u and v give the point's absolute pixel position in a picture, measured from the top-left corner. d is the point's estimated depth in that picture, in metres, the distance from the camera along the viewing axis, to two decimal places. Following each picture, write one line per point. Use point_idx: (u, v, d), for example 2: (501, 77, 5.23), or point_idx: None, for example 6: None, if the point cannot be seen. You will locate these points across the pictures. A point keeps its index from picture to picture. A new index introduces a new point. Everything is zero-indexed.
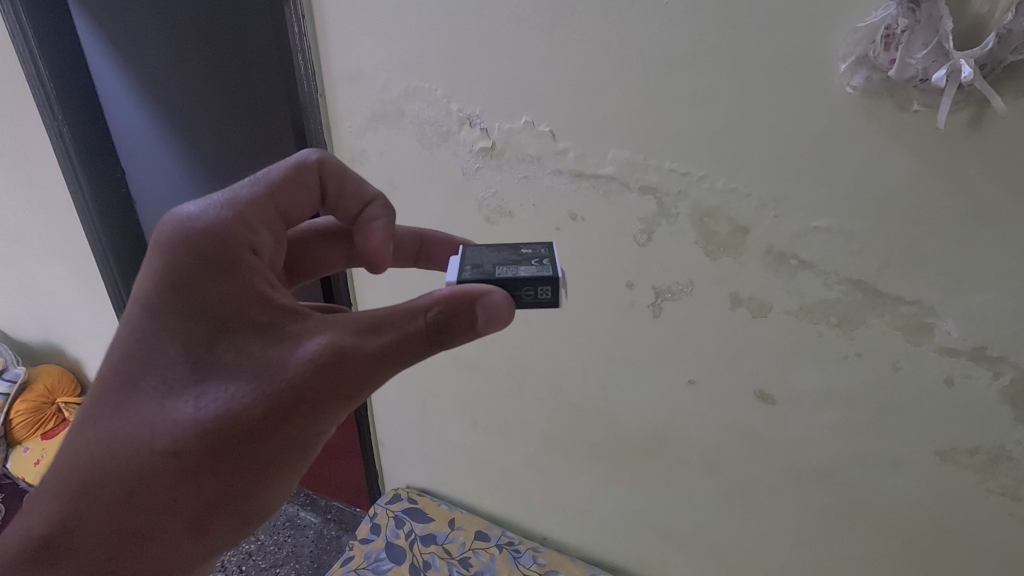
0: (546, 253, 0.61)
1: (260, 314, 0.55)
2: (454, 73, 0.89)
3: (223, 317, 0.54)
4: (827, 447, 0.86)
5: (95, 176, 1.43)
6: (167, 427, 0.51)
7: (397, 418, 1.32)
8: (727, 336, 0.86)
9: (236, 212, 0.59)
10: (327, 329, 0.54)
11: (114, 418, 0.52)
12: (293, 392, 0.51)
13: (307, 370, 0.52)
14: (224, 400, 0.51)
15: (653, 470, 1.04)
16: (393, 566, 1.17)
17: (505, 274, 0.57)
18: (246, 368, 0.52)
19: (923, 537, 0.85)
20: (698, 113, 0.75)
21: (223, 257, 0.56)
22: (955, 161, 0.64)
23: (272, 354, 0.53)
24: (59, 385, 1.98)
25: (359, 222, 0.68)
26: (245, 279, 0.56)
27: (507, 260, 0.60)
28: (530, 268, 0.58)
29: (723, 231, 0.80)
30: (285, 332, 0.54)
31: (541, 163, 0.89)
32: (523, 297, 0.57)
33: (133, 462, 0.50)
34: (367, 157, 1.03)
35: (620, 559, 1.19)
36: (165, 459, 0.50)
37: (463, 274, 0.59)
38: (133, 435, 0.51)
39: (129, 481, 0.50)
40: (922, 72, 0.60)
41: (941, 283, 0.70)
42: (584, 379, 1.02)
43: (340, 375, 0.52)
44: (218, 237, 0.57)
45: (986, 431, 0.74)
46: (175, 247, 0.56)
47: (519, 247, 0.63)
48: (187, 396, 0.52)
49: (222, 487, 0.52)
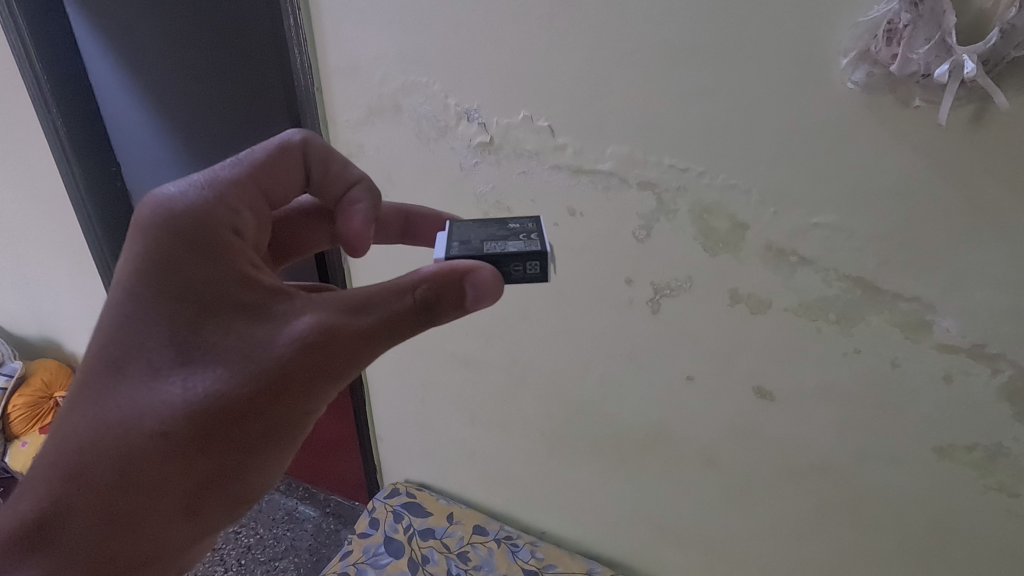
0: (533, 227, 0.60)
1: (244, 295, 0.54)
2: (451, 67, 0.88)
3: (206, 299, 0.53)
4: (825, 443, 0.86)
5: (91, 169, 1.42)
6: (155, 410, 0.51)
7: (395, 412, 1.32)
8: (726, 332, 0.85)
9: (217, 193, 0.58)
10: (314, 308, 0.53)
11: (101, 402, 0.52)
12: (280, 371, 0.51)
13: (293, 350, 0.51)
14: (211, 382, 0.51)
15: (651, 466, 1.04)
16: (392, 561, 1.17)
17: (493, 250, 0.56)
18: (232, 349, 0.52)
19: (919, 532, 0.85)
20: (699, 108, 0.74)
21: (205, 239, 0.55)
22: (955, 157, 0.64)
23: (258, 334, 0.52)
24: (56, 378, 1.99)
25: (342, 202, 0.67)
26: (228, 261, 0.55)
27: (495, 235, 0.59)
28: (518, 243, 0.57)
29: (722, 227, 0.80)
30: (271, 311, 0.54)
31: (539, 158, 0.89)
32: (512, 273, 0.56)
33: (122, 445, 0.50)
34: (364, 152, 1.03)
35: (618, 553, 1.19)
36: (155, 440, 0.50)
37: (450, 250, 0.58)
38: (122, 418, 0.51)
39: (118, 462, 0.50)
40: (923, 68, 0.60)
41: (940, 279, 0.69)
42: (582, 375, 1.02)
43: (327, 353, 0.52)
44: (198, 220, 0.56)
45: (983, 428, 0.74)
46: (156, 229, 0.55)
47: (506, 222, 0.62)
48: (173, 378, 0.52)
49: (213, 465, 0.52)
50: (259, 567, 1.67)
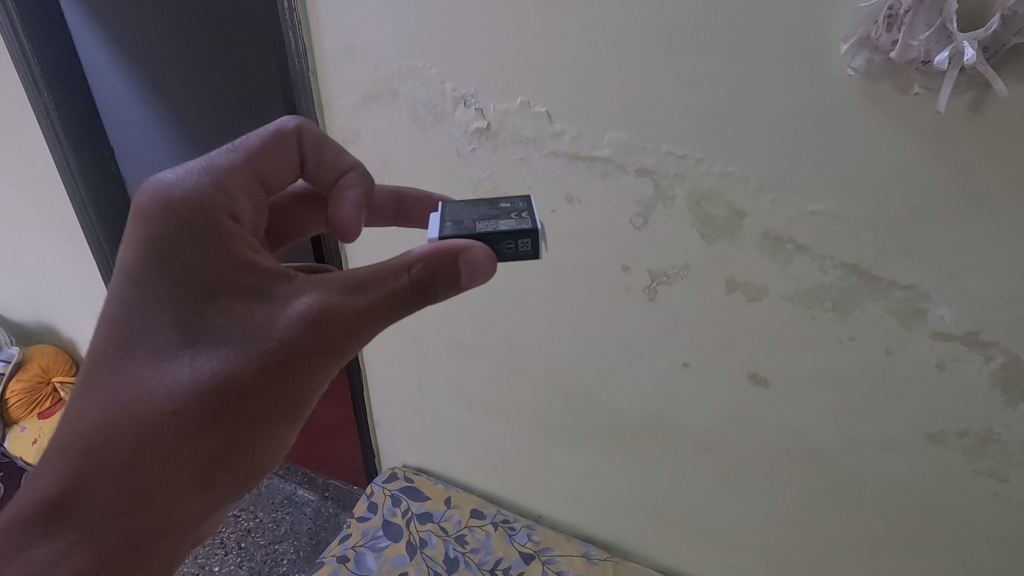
0: (524, 206, 0.60)
1: (246, 278, 0.54)
2: (448, 51, 0.87)
3: (209, 282, 0.53)
4: (818, 429, 0.86)
5: (84, 154, 1.41)
6: (164, 390, 0.51)
7: (393, 398, 1.33)
8: (722, 319, 0.86)
9: (214, 178, 0.58)
10: (314, 288, 0.54)
11: (109, 383, 0.51)
12: (285, 350, 0.51)
13: (296, 329, 0.51)
14: (217, 362, 0.51)
15: (646, 451, 1.05)
16: (390, 544, 1.18)
17: (486, 229, 0.56)
18: (237, 330, 0.52)
19: (910, 516, 0.86)
20: (697, 95, 0.74)
21: (206, 224, 0.55)
22: (953, 145, 0.63)
23: (261, 315, 0.53)
24: (54, 365, 2.02)
25: (337, 188, 0.67)
26: (229, 244, 0.55)
27: (487, 215, 0.60)
28: (510, 221, 0.57)
29: (720, 214, 0.80)
30: (273, 293, 0.54)
31: (537, 145, 0.88)
32: (505, 250, 0.57)
33: (131, 425, 0.50)
34: (360, 138, 1.02)
35: (613, 536, 1.20)
36: (163, 421, 0.50)
37: (444, 230, 0.58)
38: (130, 399, 0.51)
39: (128, 444, 0.50)
40: (923, 54, 0.60)
41: (936, 267, 0.70)
42: (579, 361, 1.02)
43: (328, 332, 0.52)
44: (197, 204, 0.55)
45: (975, 415, 0.75)
46: (158, 213, 0.55)
47: (497, 202, 0.62)
48: (180, 359, 0.52)
49: (224, 441, 0.53)
50: (258, 551, 1.69)
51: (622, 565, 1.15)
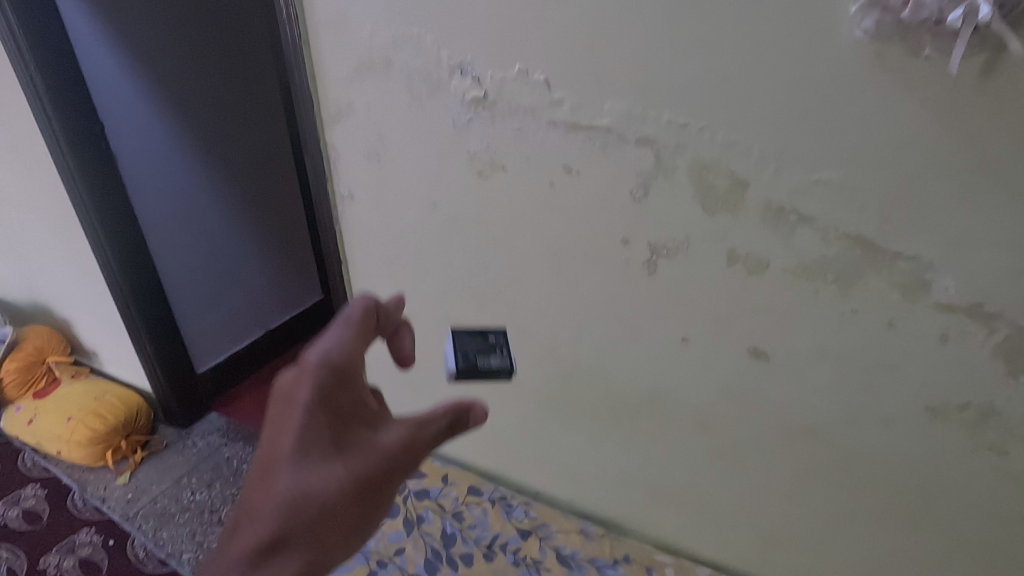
0: (504, 342, 0.97)
1: (365, 417, 0.72)
2: (443, 17, 0.84)
3: (342, 417, 0.70)
4: (818, 404, 0.86)
5: (65, 113, 1.51)
6: (320, 492, 0.65)
7: (390, 376, 1.32)
8: (722, 293, 0.84)
9: (340, 332, 0.74)
10: (399, 422, 0.72)
11: (278, 490, 0.65)
12: (396, 467, 0.69)
13: (400, 446, 0.69)
14: (354, 468, 0.67)
15: (644, 428, 1.04)
16: (388, 521, 1.17)
17: (484, 365, 0.91)
18: (364, 447, 0.69)
19: (910, 492, 0.85)
20: (701, 60, 0.71)
21: (343, 366, 0.72)
22: (964, 110, 0.62)
23: (377, 438, 0.70)
24: (48, 344, 2.06)
25: (394, 333, 0.86)
26: (354, 387, 0.73)
27: (480, 346, 0.94)
28: (497, 356, 0.94)
29: (722, 185, 0.78)
30: (379, 429, 0.71)
31: (536, 115, 0.86)
32: (490, 373, 0.91)
33: (298, 517, 0.64)
34: (354, 110, 1.00)
35: (610, 513, 1.20)
36: (321, 515, 0.65)
37: (456, 359, 0.91)
38: (295, 501, 0.64)
39: (293, 534, 0.64)
40: (936, 14, 0.57)
41: (943, 238, 0.68)
42: (577, 338, 1.01)
43: (415, 455, 0.70)
44: (336, 357, 0.72)
45: (976, 388, 0.74)
46: (325, 355, 0.71)
47: (487, 334, 0.97)
48: (328, 465, 0.66)
49: (365, 520, 0.69)
50: None
51: (618, 541, 1.14)
